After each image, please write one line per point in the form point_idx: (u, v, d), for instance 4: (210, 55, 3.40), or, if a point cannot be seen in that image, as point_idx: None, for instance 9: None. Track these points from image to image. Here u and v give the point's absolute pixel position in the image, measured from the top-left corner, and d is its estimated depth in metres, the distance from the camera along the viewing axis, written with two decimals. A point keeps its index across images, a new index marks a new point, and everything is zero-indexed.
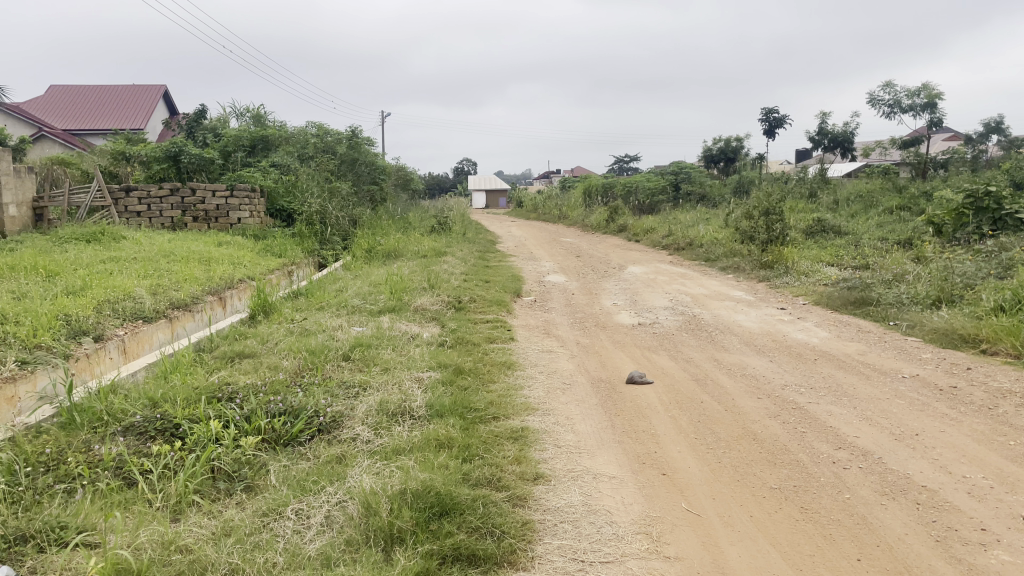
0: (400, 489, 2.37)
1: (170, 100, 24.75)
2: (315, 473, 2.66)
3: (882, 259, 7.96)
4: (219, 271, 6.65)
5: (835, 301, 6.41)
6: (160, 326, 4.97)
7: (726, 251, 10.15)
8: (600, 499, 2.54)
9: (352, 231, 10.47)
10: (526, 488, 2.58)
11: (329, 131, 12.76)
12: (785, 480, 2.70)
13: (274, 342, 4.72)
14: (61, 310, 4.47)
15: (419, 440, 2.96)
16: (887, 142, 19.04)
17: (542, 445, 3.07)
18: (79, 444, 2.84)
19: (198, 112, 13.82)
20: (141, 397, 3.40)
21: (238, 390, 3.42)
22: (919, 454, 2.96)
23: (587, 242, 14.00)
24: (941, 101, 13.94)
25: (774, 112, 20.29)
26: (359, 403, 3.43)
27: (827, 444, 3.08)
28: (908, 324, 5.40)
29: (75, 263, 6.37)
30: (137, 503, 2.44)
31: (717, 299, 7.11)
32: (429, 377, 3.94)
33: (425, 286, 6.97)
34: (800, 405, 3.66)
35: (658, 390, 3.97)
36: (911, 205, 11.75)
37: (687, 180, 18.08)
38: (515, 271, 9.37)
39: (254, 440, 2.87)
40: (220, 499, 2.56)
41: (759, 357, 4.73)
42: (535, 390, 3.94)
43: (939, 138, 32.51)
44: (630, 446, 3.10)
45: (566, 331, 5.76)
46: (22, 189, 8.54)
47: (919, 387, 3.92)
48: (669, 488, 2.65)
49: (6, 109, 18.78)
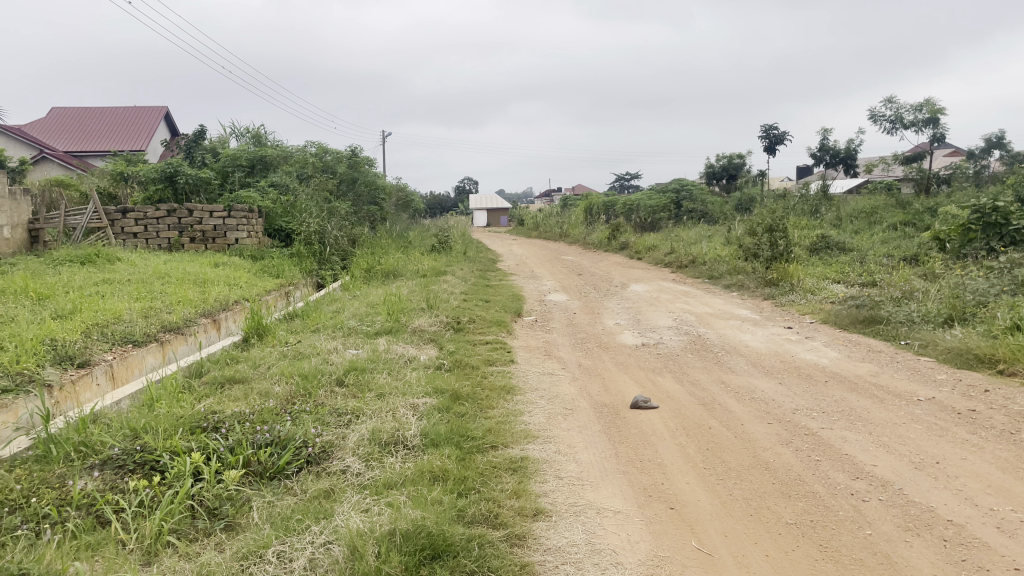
0: (389, 530, 2.22)
1: (171, 121, 24.85)
2: (301, 511, 2.49)
3: (889, 275, 7.81)
4: (214, 293, 6.52)
5: (844, 319, 6.25)
6: (151, 350, 4.81)
7: (729, 268, 10.00)
8: (604, 537, 2.38)
9: (351, 250, 10.36)
10: (525, 526, 2.42)
11: (329, 151, 12.67)
12: (801, 515, 2.54)
13: (266, 367, 4.57)
14: (48, 335, 4.33)
15: (412, 474, 2.80)
16: (889, 158, 18.95)
17: (543, 476, 2.91)
18: (52, 480, 2.69)
19: (197, 133, 13.76)
20: (123, 428, 3.25)
21: (224, 419, 3.27)
22: (942, 484, 2.79)
23: (588, 260, 13.89)
24: (943, 116, 13.84)
25: (775, 128, 20.19)
26: (351, 432, 3.27)
27: (843, 473, 2.92)
28: (920, 343, 5.24)
29: (67, 285, 6.24)
30: (107, 545, 2.28)
31: (722, 318, 6.95)
32: (425, 403, 3.78)
33: (423, 306, 6.82)
34: (813, 430, 3.50)
35: (664, 416, 3.81)
36: (916, 220, 11.62)
37: (688, 198, 17.98)
38: (516, 290, 9.25)
39: (237, 474, 2.72)
40: (198, 539, 2.40)
41: (767, 379, 4.56)
42: (536, 416, 3.78)
43: (939, 153, 32.48)
44: (635, 476, 2.94)
45: (567, 352, 5.59)
46: (18, 211, 8.41)
47: (936, 411, 3.75)
48: (678, 524, 2.49)
49: (8, 131, 18.81)
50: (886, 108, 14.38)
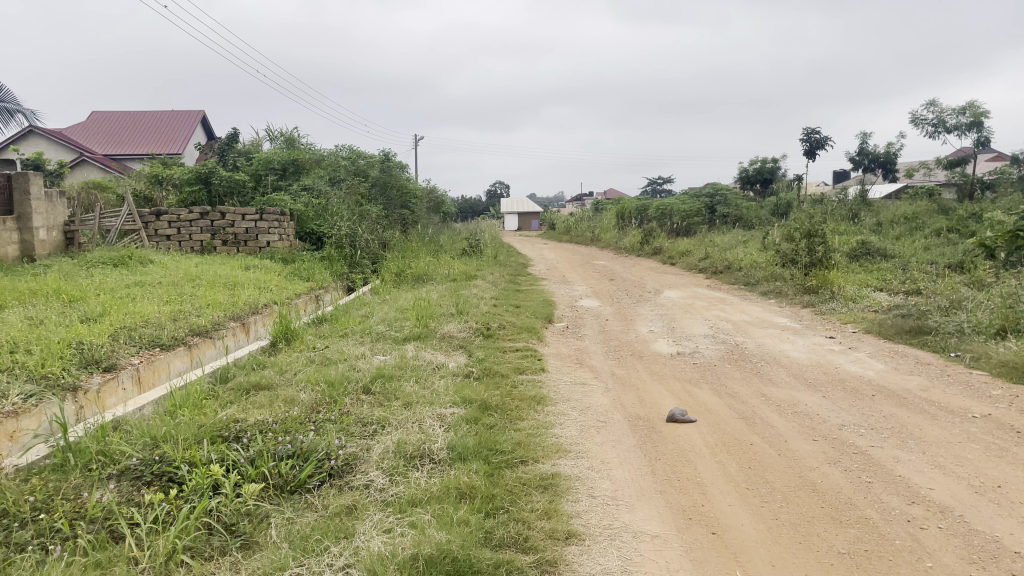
0: (412, 555, 2.10)
1: (208, 125, 25.20)
2: (321, 529, 2.37)
3: (935, 283, 7.53)
4: (243, 296, 6.47)
5: (889, 329, 6.01)
6: (178, 354, 4.75)
7: (767, 275, 9.73)
8: (642, 565, 2.23)
9: (382, 253, 10.28)
10: (557, 550, 2.27)
11: (362, 155, 12.64)
12: (855, 543, 2.36)
13: (293, 372, 4.47)
14: (76, 337, 4.29)
15: (438, 490, 2.67)
16: (931, 163, 18.48)
17: (575, 495, 2.76)
18: (68, 491, 2.61)
19: (230, 136, 13.83)
20: (143, 435, 3.16)
21: (246, 428, 3.17)
22: (1006, 511, 2.58)
23: (620, 265, 13.69)
24: (987, 119, 13.42)
25: (815, 132, 19.78)
26: (376, 444, 3.15)
27: (898, 498, 2.72)
28: (972, 356, 4.99)
29: (98, 287, 6.24)
30: (118, 564, 2.18)
31: (760, 327, 6.74)
32: (453, 414, 3.64)
33: (453, 312, 6.70)
34: (861, 448, 3.31)
35: (702, 431, 3.63)
36: (960, 226, 11.25)
37: (723, 202, 17.68)
38: (547, 296, 9.09)
39: (257, 488, 2.62)
40: (213, 558, 2.29)
41: (810, 392, 4.36)
42: (567, 429, 3.62)
43: (982, 158, 31.69)
44: (673, 497, 2.78)
45: (600, 361, 5.43)
46: (54, 213, 8.46)
47: (993, 429, 3.54)
48: (721, 551, 2.32)
49: (49, 135, 19.18)
50: (928, 111, 14.02)
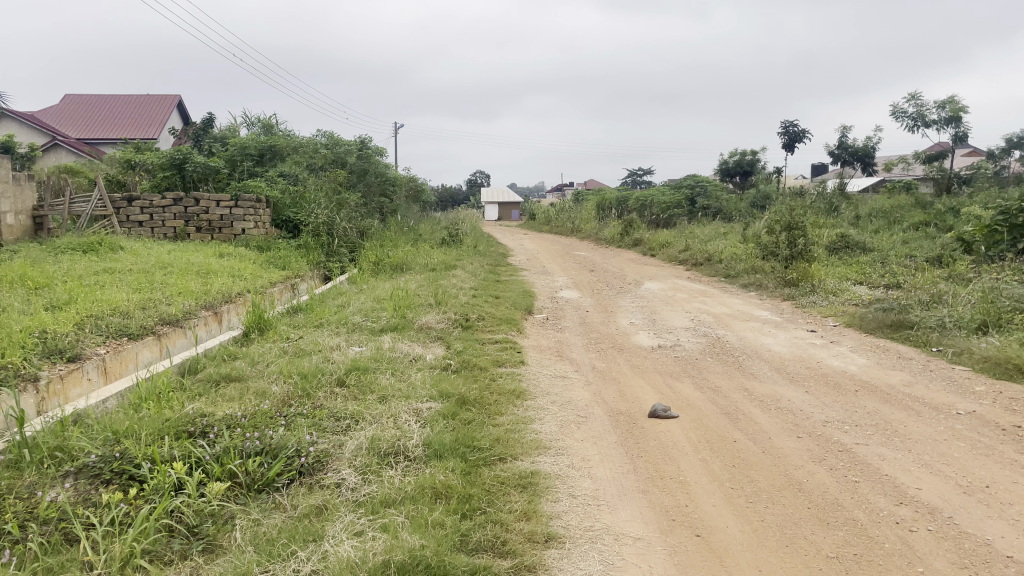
0: (383, 561, 2.00)
1: (184, 110, 24.78)
2: (289, 531, 2.25)
3: (914, 277, 7.53)
4: (216, 285, 6.28)
5: (870, 323, 5.97)
6: (147, 344, 4.57)
7: (747, 267, 9.68)
8: (624, 570, 2.14)
9: (360, 242, 10.09)
10: (535, 554, 2.18)
11: (340, 142, 12.48)
12: (843, 547, 2.28)
13: (265, 365, 4.32)
14: (39, 326, 4.13)
15: (412, 491, 2.56)
16: (909, 157, 18.56)
17: (555, 494, 2.66)
18: (21, 491, 2.47)
19: (205, 122, 13.54)
20: (106, 430, 3.02)
21: (213, 424, 3.03)
22: (995, 513, 2.52)
23: (601, 256, 13.59)
24: (966, 114, 13.48)
25: (794, 125, 19.81)
26: (349, 440, 3.03)
27: (885, 498, 2.66)
28: (955, 351, 4.95)
29: (66, 274, 6.04)
30: (70, 569, 2.05)
31: (741, 320, 6.68)
32: (429, 408, 3.53)
33: (431, 302, 6.58)
34: (846, 446, 3.24)
35: (685, 427, 3.55)
36: (938, 220, 11.28)
37: (704, 195, 17.63)
38: (527, 287, 8.96)
39: (222, 488, 2.50)
40: (173, 563, 2.17)
41: (794, 388, 4.29)
42: (547, 425, 3.53)
43: (962, 155, 31.90)
44: (656, 496, 2.70)
45: (580, 354, 5.34)
46: (21, 197, 8.25)
47: (979, 426, 3.49)
48: (707, 555, 2.24)
49: (20, 117, 18.74)
50: (909, 105, 14.04)
